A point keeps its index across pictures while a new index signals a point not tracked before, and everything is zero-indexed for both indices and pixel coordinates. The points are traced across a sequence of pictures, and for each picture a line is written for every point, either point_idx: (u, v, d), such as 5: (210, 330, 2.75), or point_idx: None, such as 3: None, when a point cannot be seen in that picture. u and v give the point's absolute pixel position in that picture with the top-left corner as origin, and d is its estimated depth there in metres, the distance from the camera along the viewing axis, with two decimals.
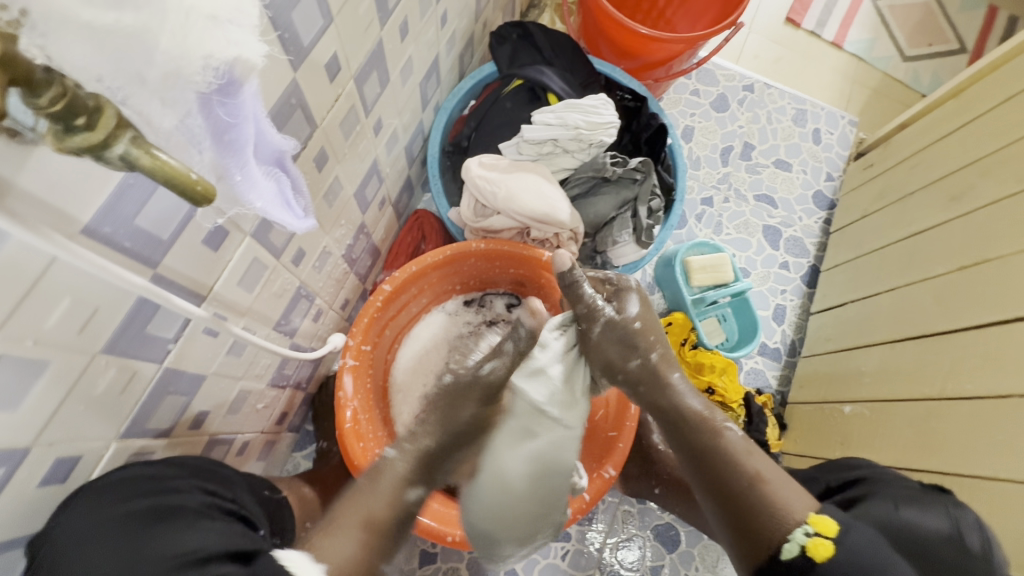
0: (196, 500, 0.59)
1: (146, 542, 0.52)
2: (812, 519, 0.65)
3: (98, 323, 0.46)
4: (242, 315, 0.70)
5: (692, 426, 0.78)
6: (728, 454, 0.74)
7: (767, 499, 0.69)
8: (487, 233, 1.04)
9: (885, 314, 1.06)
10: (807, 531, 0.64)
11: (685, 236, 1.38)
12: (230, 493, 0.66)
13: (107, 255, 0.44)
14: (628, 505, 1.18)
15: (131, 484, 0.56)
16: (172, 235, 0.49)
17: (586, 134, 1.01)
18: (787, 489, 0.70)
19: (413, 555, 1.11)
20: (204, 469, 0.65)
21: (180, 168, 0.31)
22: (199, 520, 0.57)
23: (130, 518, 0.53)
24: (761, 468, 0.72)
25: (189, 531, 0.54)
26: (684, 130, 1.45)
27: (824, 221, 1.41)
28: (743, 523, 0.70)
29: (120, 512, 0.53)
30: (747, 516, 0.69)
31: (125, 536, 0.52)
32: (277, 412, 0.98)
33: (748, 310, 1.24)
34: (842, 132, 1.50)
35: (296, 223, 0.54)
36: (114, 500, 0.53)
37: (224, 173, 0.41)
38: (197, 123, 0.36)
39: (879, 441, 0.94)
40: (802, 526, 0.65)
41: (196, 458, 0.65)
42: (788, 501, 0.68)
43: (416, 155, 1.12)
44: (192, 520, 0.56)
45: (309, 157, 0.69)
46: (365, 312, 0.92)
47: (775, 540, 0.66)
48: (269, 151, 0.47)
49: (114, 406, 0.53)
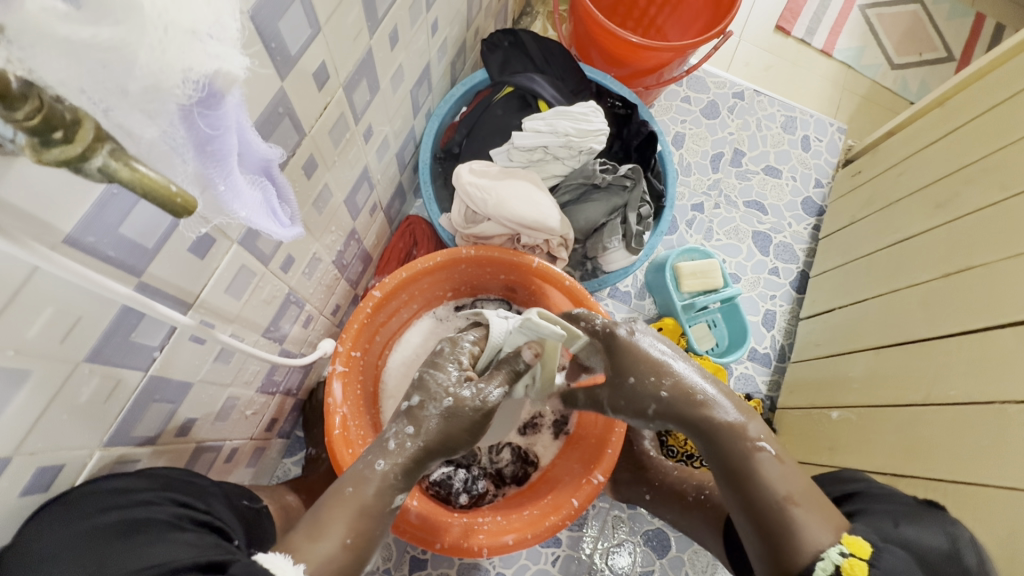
0: (166, 513, 0.59)
1: (112, 557, 0.53)
2: (846, 540, 0.61)
3: (82, 331, 0.46)
4: (230, 322, 0.70)
5: (724, 435, 0.72)
6: (765, 475, 0.68)
7: (796, 522, 0.64)
8: (477, 239, 1.05)
9: (872, 320, 1.06)
10: (842, 551, 0.60)
11: (675, 241, 1.38)
12: (204, 505, 0.65)
13: (90, 264, 0.44)
14: (619, 511, 1.18)
15: (97, 498, 0.55)
16: (157, 244, 0.49)
17: (576, 141, 1.02)
18: (818, 508, 0.65)
19: (402, 561, 1.10)
20: (176, 480, 0.65)
21: (159, 180, 0.31)
22: (169, 532, 0.58)
23: (101, 530, 0.53)
24: (794, 487, 0.67)
25: (155, 544, 0.55)
26: (675, 136, 1.46)
27: (812, 227, 1.43)
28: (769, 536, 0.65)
29: (85, 526, 0.53)
30: (776, 532, 0.65)
31: (92, 548, 0.53)
32: (266, 418, 0.97)
33: (738, 316, 1.25)
34: (830, 138, 1.52)
35: (282, 232, 0.54)
36: (79, 514, 0.53)
37: (208, 183, 0.41)
38: (180, 134, 0.36)
39: (868, 447, 0.94)
40: (836, 545, 0.61)
41: (168, 470, 0.65)
42: (815, 524, 0.64)
43: (408, 161, 1.13)
44: (162, 533, 0.57)
45: (298, 164, 0.69)
46: (355, 318, 0.93)
47: (806, 562, 0.62)
48: (255, 161, 0.48)
49: (99, 415, 0.53)
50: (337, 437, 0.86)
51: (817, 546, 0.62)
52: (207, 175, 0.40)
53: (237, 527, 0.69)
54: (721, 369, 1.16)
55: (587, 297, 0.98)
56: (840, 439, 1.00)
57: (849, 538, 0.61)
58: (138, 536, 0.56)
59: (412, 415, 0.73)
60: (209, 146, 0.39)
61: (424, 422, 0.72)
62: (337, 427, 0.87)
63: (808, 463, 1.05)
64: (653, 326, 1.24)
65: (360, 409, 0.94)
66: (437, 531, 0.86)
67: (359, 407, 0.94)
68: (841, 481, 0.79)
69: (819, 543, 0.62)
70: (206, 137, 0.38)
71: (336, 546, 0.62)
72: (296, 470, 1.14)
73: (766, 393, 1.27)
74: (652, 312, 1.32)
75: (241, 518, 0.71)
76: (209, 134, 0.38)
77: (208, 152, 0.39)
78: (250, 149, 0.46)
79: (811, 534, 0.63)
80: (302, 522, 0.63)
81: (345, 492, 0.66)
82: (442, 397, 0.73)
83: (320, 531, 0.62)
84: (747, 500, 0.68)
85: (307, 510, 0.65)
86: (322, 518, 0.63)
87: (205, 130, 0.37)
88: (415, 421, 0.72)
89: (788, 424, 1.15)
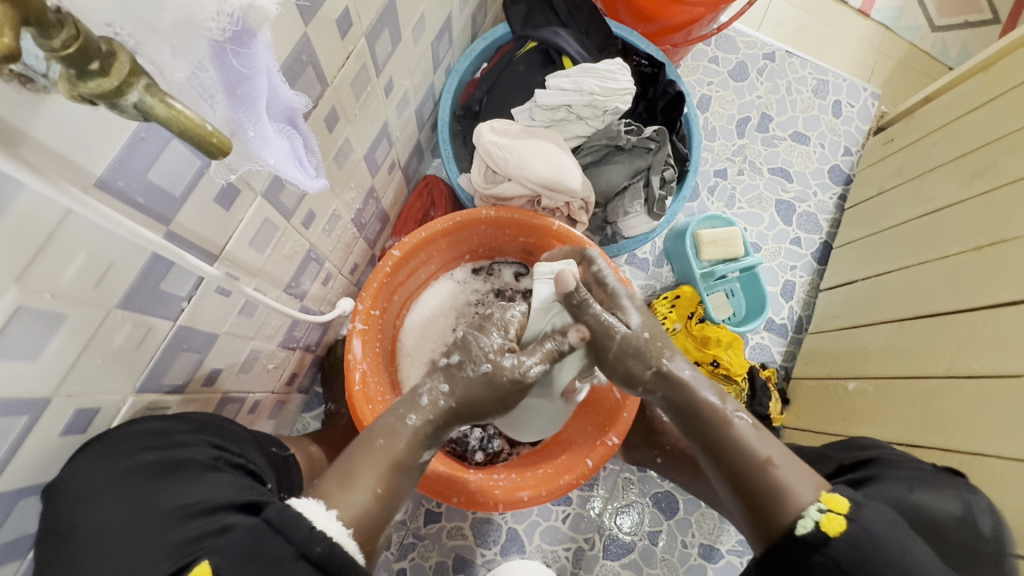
0: (203, 454, 0.61)
1: (152, 493, 0.55)
2: (823, 496, 0.63)
3: (114, 277, 0.46)
4: (254, 276, 0.70)
5: (700, 415, 0.73)
6: (741, 439, 0.70)
7: (777, 483, 0.65)
8: (497, 199, 1.02)
9: (896, 292, 1.04)
10: (819, 508, 0.62)
11: (696, 208, 1.36)
12: (237, 448, 0.67)
13: (121, 211, 0.43)
14: (629, 473, 1.21)
15: (136, 438, 0.57)
16: (186, 191, 0.49)
17: (601, 100, 0.98)
18: (797, 470, 0.67)
19: (418, 513, 1.14)
20: (211, 424, 0.66)
21: (196, 118, 0.30)
22: (204, 474, 0.59)
23: (133, 473, 0.55)
24: (771, 451, 0.69)
25: (194, 483, 0.57)
26: (700, 99, 1.41)
27: (838, 196, 1.39)
28: (753, 501, 0.67)
29: (125, 464, 0.54)
30: (760, 497, 0.66)
31: (132, 485, 0.55)
32: (286, 373, 0.99)
33: (757, 285, 1.24)
34: (863, 105, 1.46)
35: (305, 182, 0.53)
36: (119, 454, 0.55)
37: (237, 129, 0.40)
38: (210, 72, 0.35)
39: (886, 419, 0.93)
40: (815, 502, 0.63)
41: (203, 414, 0.67)
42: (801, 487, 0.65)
43: (426, 119, 1.10)
44: (198, 473, 0.58)
45: (321, 116, 0.67)
46: (375, 277, 0.93)
47: (789, 520, 0.63)
48: (283, 110, 0.47)
49: (131, 361, 0.54)
50: (358, 392, 0.88)
51: (798, 510, 0.63)
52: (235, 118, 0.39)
53: (267, 469, 0.71)
54: (738, 339, 1.15)
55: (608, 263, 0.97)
56: (855, 409, 1.00)
57: (827, 497, 0.63)
58: (175, 476, 0.57)
59: (448, 373, 0.75)
60: (239, 87, 0.37)
61: (458, 382, 0.74)
62: (357, 384, 0.89)
63: (821, 433, 1.05)
64: (670, 293, 1.23)
65: (378, 366, 0.96)
66: (453, 487, 0.88)
67: (378, 365, 0.96)
68: (857, 448, 0.79)
69: (802, 501, 0.63)
70: (237, 77, 0.37)
71: (367, 495, 0.63)
72: (315, 424, 1.17)
73: (782, 362, 1.27)
74: (670, 280, 1.31)
75: (271, 463, 0.73)
76: (240, 74, 0.36)
77: (238, 93, 0.38)
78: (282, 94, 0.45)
79: (794, 494, 0.64)
80: (333, 470, 0.65)
81: (374, 445, 0.67)
82: (480, 361, 0.75)
83: (352, 481, 0.63)
84: (727, 468, 0.70)
85: (336, 460, 0.66)
86: (351, 471, 0.64)
87: (237, 70, 0.36)
88: (450, 380, 0.74)
89: (802, 394, 1.15)
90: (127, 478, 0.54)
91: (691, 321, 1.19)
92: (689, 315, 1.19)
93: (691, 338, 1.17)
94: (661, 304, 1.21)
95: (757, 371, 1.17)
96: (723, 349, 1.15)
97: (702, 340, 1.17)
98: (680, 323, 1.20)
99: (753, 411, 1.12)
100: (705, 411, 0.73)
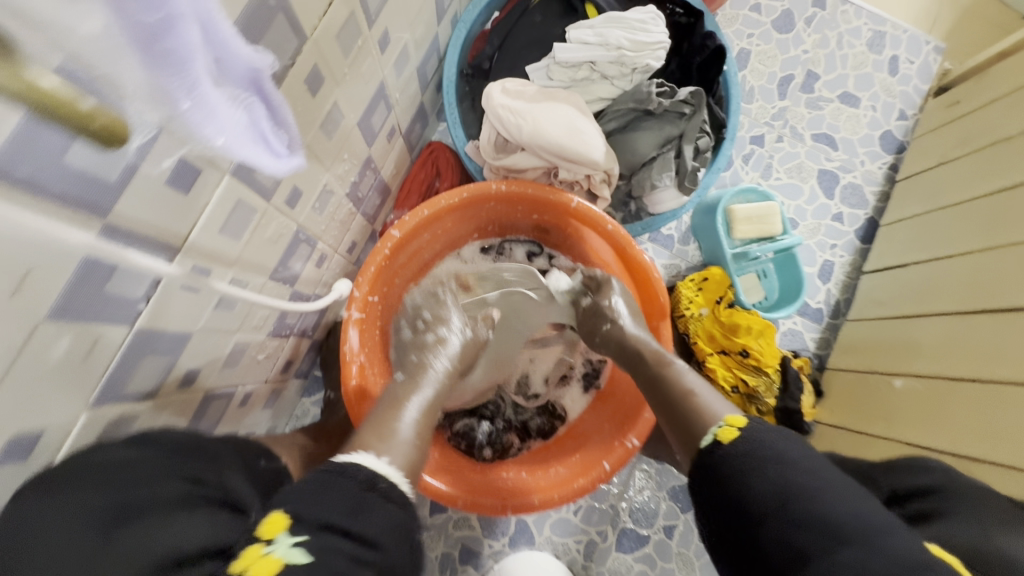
0: (173, 491, 0.52)
1: (116, 543, 0.45)
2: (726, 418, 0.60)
3: (36, 288, 0.37)
4: (232, 266, 0.61)
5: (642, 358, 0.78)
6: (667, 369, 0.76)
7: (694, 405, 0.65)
8: (510, 172, 0.91)
9: (956, 279, 0.92)
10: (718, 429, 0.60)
11: (728, 179, 1.24)
12: (215, 477, 0.58)
13: (35, 205, 0.34)
14: (645, 465, 1.15)
15: (94, 473, 0.48)
16: (124, 175, 0.39)
17: (629, 57, 0.85)
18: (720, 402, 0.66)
19: (424, 503, 1.10)
20: (185, 446, 0.58)
21: None
22: (177, 514, 0.50)
23: (95, 516, 0.46)
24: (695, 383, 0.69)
25: (164, 531, 0.48)
26: (739, 54, 1.25)
27: (888, 166, 1.25)
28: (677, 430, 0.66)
29: (84, 506, 0.45)
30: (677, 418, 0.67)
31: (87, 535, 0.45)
32: (281, 360, 0.93)
33: (793, 266, 1.13)
34: (924, 61, 1.28)
35: (271, 162, 0.43)
36: (77, 492, 0.46)
37: (169, 100, 0.31)
38: (99, 11, 0.26)
39: (933, 423, 0.83)
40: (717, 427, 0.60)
41: (176, 434, 0.59)
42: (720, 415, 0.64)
43: (430, 78, 0.98)
44: (165, 517, 0.49)
45: (300, 76, 0.57)
46: (372, 260, 0.84)
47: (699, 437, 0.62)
48: (234, 65, 0.35)
49: (80, 374, 0.46)
50: (354, 388, 0.81)
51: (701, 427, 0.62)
52: (143, 71, 0.29)
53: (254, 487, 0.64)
54: (770, 327, 1.05)
55: (632, 245, 0.86)
56: (899, 409, 0.91)
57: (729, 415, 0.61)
58: (137, 522, 0.47)
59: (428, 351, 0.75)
60: (145, 27, 0.27)
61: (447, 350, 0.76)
62: (354, 378, 0.81)
63: (858, 431, 0.96)
64: (698, 275, 1.12)
65: (379, 356, 0.88)
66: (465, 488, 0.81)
67: (377, 355, 0.89)
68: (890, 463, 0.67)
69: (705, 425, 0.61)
70: (141, 16, 0.27)
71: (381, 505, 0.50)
72: (316, 410, 1.12)
73: (815, 351, 1.18)
74: (696, 259, 1.20)
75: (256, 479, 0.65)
76: (139, 3, 0.26)
77: (157, 43, 0.28)
78: (238, 58, 0.35)
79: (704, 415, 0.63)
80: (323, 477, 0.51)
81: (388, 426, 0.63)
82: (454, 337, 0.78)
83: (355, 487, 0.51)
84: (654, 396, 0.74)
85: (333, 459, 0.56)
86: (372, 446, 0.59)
87: (146, 19, 0.27)
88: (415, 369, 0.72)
89: (839, 387, 1.06)
90: (83, 526, 0.45)
91: (720, 305, 1.09)
92: (716, 299, 1.09)
93: (718, 324, 1.08)
94: (686, 286, 1.11)
95: (790, 362, 1.07)
96: (753, 337, 1.05)
97: (730, 328, 1.07)
98: (706, 308, 1.09)
99: (785, 406, 1.02)
100: (644, 356, 0.78)
